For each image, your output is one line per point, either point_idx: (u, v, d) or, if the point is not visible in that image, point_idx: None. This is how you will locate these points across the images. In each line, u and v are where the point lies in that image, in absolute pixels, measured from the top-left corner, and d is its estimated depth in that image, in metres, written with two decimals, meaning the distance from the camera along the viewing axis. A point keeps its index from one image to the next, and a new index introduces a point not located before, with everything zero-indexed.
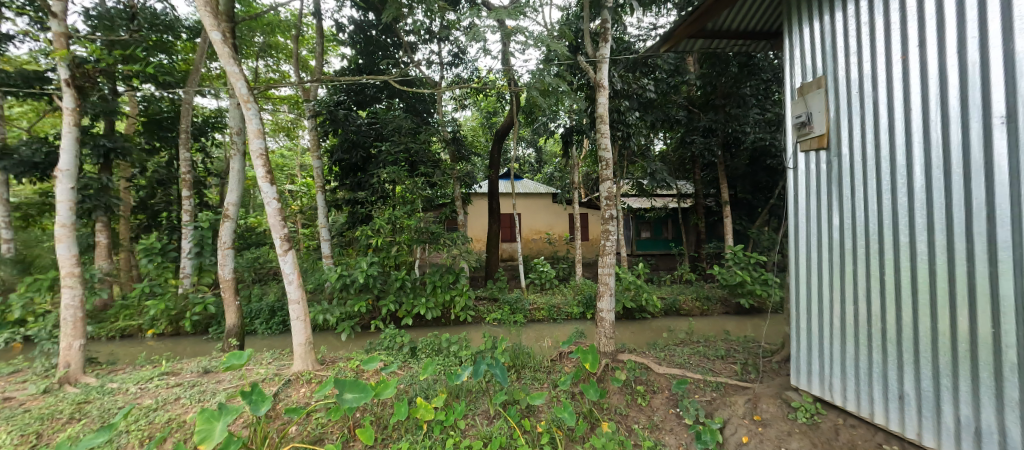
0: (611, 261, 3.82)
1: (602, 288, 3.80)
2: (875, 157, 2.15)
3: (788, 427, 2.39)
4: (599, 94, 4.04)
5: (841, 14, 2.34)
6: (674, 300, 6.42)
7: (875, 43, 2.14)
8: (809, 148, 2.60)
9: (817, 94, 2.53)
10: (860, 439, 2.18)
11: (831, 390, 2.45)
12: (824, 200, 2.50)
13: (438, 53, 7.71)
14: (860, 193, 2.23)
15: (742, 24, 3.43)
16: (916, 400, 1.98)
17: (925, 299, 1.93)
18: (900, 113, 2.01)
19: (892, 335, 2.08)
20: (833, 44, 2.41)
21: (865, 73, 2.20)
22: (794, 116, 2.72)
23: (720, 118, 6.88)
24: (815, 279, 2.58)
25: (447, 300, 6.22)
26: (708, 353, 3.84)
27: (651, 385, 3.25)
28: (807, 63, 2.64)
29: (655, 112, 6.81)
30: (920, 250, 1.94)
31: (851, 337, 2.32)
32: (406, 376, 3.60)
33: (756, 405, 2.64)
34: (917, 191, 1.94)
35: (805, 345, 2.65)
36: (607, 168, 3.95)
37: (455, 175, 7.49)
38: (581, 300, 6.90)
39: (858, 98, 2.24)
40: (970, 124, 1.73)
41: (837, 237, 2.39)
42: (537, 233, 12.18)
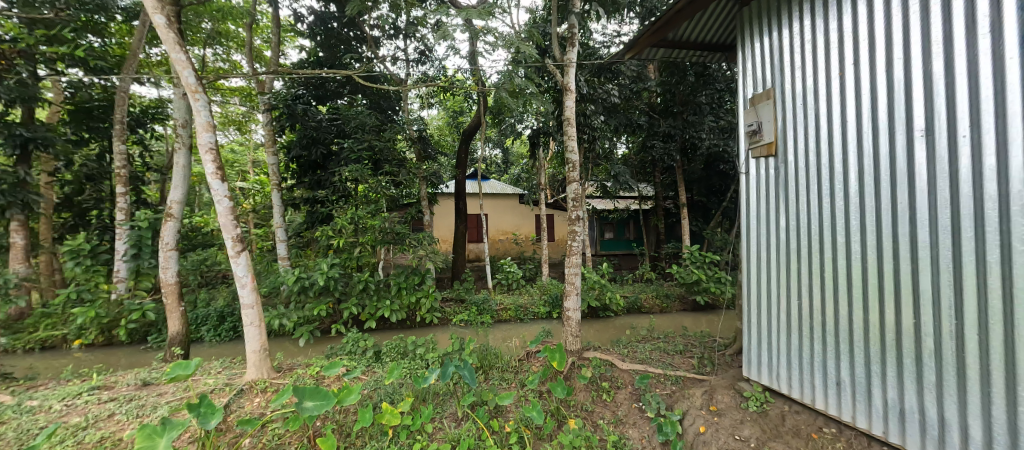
0: (577, 261, 3.90)
1: (569, 288, 3.90)
2: (816, 164, 2.34)
3: (740, 416, 2.55)
4: (567, 97, 4.10)
5: (788, 31, 2.54)
6: (636, 299, 6.65)
7: (817, 58, 2.33)
8: (759, 155, 2.78)
9: (767, 104, 2.70)
10: (803, 424, 2.36)
11: (779, 380, 2.63)
12: (772, 204, 2.69)
13: (403, 49, 7.52)
14: (804, 197, 2.43)
15: (701, 35, 3.60)
16: (851, 386, 2.17)
17: (859, 293, 2.12)
18: (837, 126, 2.21)
19: (831, 327, 2.28)
20: (781, 58, 2.59)
21: (808, 86, 2.39)
22: (747, 124, 2.88)
23: (679, 124, 7.25)
24: (764, 276, 2.76)
25: (412, 302, 6.09)
26: (668, 349, 4.02)
27: (616, 381, 3.37)
28: (757, 76, 2.83)
29: (620, 116, 7.06)
30: (855, 249, 2.13)
31: (796, 329, 2.50)
32: (370, 381, 3.50)
33: (712, 396, 2.79)
34: (852, 196, 2.14)
35: (756, 338, 2.82)
36: (574, 169, 4.03)
37: (421, 175, 7.36)
38: (547, 300, 6.98)
39: (802, 110, 2.43)
40: (895, 136, 1.94)
41: (784, 238, 2.57)
42: (504, 234, 12.21)
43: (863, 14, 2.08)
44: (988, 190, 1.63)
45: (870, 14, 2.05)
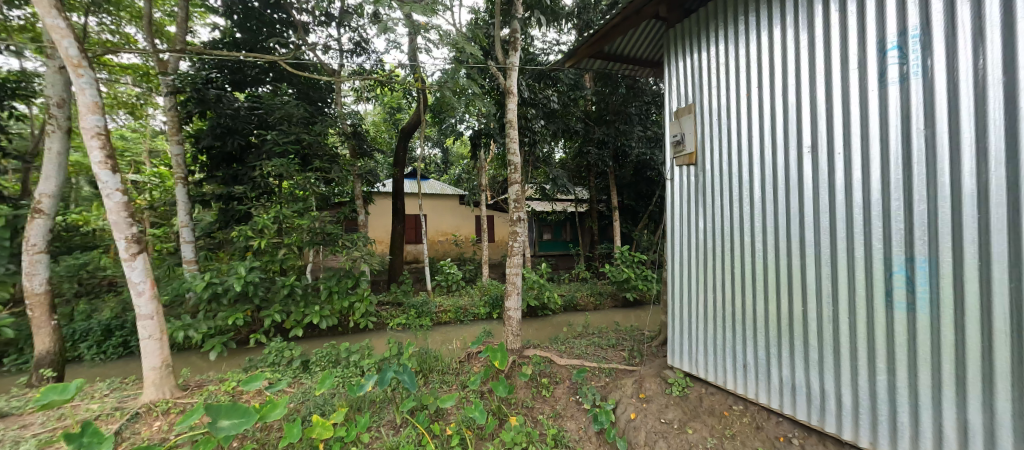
0: (518, 261, 3.98)
1: (510, 288, 3.97)
2: (729, 173, 2.64)
3: (665, 401, 2.77)
4: (509, 100, 4.15)
5: (706, 54, 2.84)
6: (572, 297, 6.94)
7: (730, 80, 2.64)
8: (681, 164, 3.06)
9: (688, 118, 2.99)
10: (717, 403, 2.62)
11: (696, 366, 2.90)
12: (692, 208, 2.97)
13: (336, 39, 7.06)
14: (719, 201, 2.72)
15: (633, 50, 3.88)
16: (754, 368, 2.47)
17: (762, 285, 2.43)
18: (746, 139, 2.52)
19: (739, 316, 2.57)
20: (701, 77, 2.89)
21: (723, 104, 2.70)
22: (672, 135, 3.16)
23: (612, 132, 7.74)
24: (685, 273, 3.03)
25: (345, 307, 5.73)
26: (601, 343, 4.27)
27: (554, 377, 3.50)
28: (680, 92, 3.12)
29: (559, 121, 7.33)
30: (759, 248, 2.44)
31: (711, 319, 2.79)
32: (298, 393, 3.25)
33: (641, 384, 3.01)
34: (757, 201, 2.45)
35: (677, 329, 3.09)
36: (516, 171, 4.11)
37: (356, 173, 6.98)
38: (488, 300, 7.00)
39: (717, 124, 2.74)
40: (790, 151, 2.26)
41: (702, 237, 2.86)
42: (443, 235, 12.01)
43: (766, 45, 2.41)
44: (856, 197, 1.97)
45: (771, 45, 2.37)
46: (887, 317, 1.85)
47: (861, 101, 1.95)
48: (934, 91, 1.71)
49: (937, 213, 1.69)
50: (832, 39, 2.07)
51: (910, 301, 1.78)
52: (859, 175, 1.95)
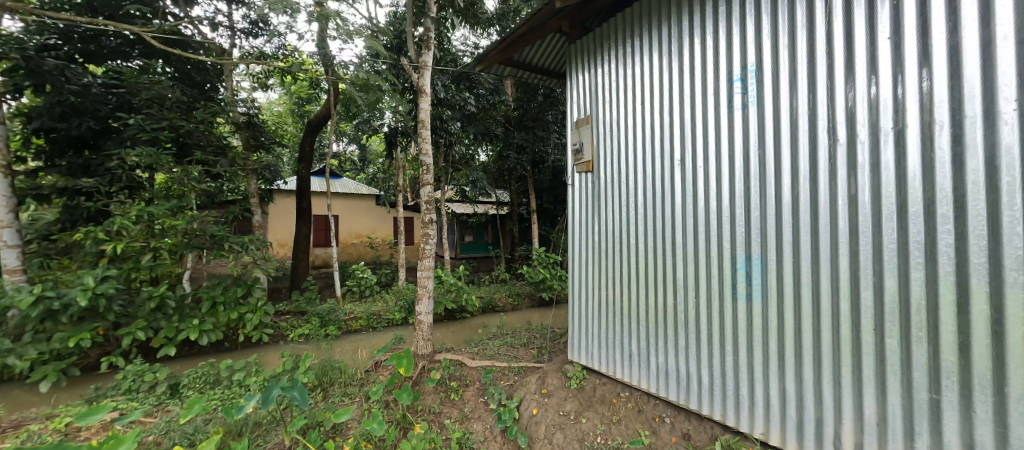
0: (430, 264, 3.89)
1: (421, 291, 3.88)
2: (619, 180, 2.89)
3: (564, 394, 2.93)
4: (422, 99, 4.03)
5: (601, 71, 3.09)
6: (490, 299, 6.99)
7: (621, 96, 2.90)
8: (580, 171, 3.28)
9: (586, 128, 3.22)
10: (608, 391, 2.85)
11: (592, 358, 3.12)
12: (588, 211, 3.19)
13: (227, 15, 6.24)
14: (611, 206, 2.96)
15: (541, 59, 4.05)
16: (636, 357, 2.71)
17: (643, 282, 2.68)
18: (633, 151, 2.77)
19: (626, 311, 2.81)
20: (597, 92, 3.14)
21: (614, 117, 2.95)
22: (573, 143, 3.38)
23: (531, 137, 8.04)
24: (583, 272, 3.24)
25: (233, 319, 5.06)
26: (514, 343, 4.38)
27: (464, 379, 3.49)
28: (580, 104, 3.34)
29: (478, 124, 7.25)
30: (642, 248, 2.69)
31: (604, 314, 3.01)
32: (161, 423, 2.78)
33: (544, 380, 3.15)
34: (640, 206, 2.70)
35: (576, 325, 3.29)
36: (428, 173, 4.02)
37: (251, 167, 6.22)
38: (403, 305, 6.74)
39: (610, 136, 2.98)
40: (665, 162, 2.54)
41: (597, 239, 3.09)
42: (358, 237, 11.27)
43: (647, 68, 2.69)
44: (712, 204, 2.26)
45: (652, 68, 2.66)
46: (733, 307, 2.15)
47: (713, 123, 2.27)
48: (764, 116, 2.04)
49: (764, 219, 2.02)
50: (696, 67, 2.38)
51: (748, 292, 2.08)
52: (714, 186, 2.26)
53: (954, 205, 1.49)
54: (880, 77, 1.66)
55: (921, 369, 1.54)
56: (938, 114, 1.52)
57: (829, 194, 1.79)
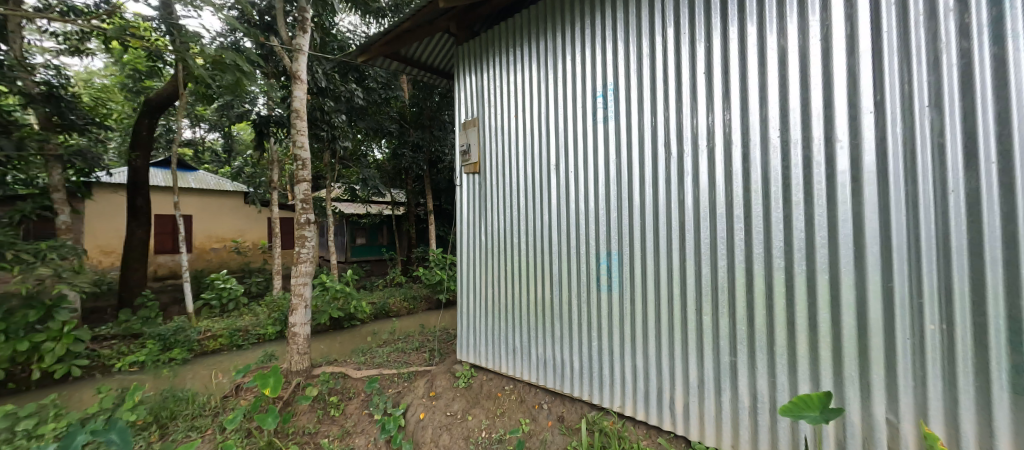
0: (307, 270, 3.51)
1: (296, 301, 3.47)
2: (504, 182, 3.01)
3: (452, 394, 2.95)
4: (296, 86, 3.60)
5: (488, 76, 3.19)
6: (383, 304, 6.59)
7: (505, 102, 3.04)
8: (467, 171, 3.33)
9: (473, 130, 3.28)
10: (494, 386, 2.94)
11: (479, 356, 3.19)
12: (476, 212, 3.26)
13: None
14: (496, 206, 3.07)
15: (429, 57, 4.00)
16: (519, 350, 2.86)
17: (525, 279, 2.83)
18: (516, 155, 2.93)
19: (510, 306, 2.94)
20: (484, 96, 3.23)
21: (500, 122, 3.08)
22: (461, 144, 3.41)
23: (427, 136, 7.82)
24: (470, 271, 3.29)
25: (22, 352, 3.85)
26: (405, 348, 4.22)
27: (346, 392, 3.24)
28: (467, 106, 3.39)
29: (370, 120, 6.71)
30: (524, 246, 2.85)
31: (491, 311, 3.10)
32: None
33: (432, 383, 3.12)
34: (523, 207, 2.86)
35: (465, 325, 3.33)
36: (304, 169, 3.59)
37: (53, 154, 4.81)
38: (278, 318, 5.94)
39: (496, 139, 3.09)
40: (543, 167, 2.74)
41: (484, 239, 3.17)
42: (219, 241, 9.56)
43: (528, 77, 2.87)
44: (581, 206, 2.51)
45: (532, 78, 2.84)
46: (597, 297, 2.41)
47: (582, 132, 2.52)
48: (620, 130, 2.33)
49: (620, 220, 2.31)
50: (569, 81, 2.62)
51: (609, 284, 2.35)
52: (582, 189, 2.51)
53: (743, 209, 1.87)
54: (697, 106, 2.03)
55: (725, 341, 1.91)
56: (732, 137, 1.90)
57: (665, 198, 2.12)
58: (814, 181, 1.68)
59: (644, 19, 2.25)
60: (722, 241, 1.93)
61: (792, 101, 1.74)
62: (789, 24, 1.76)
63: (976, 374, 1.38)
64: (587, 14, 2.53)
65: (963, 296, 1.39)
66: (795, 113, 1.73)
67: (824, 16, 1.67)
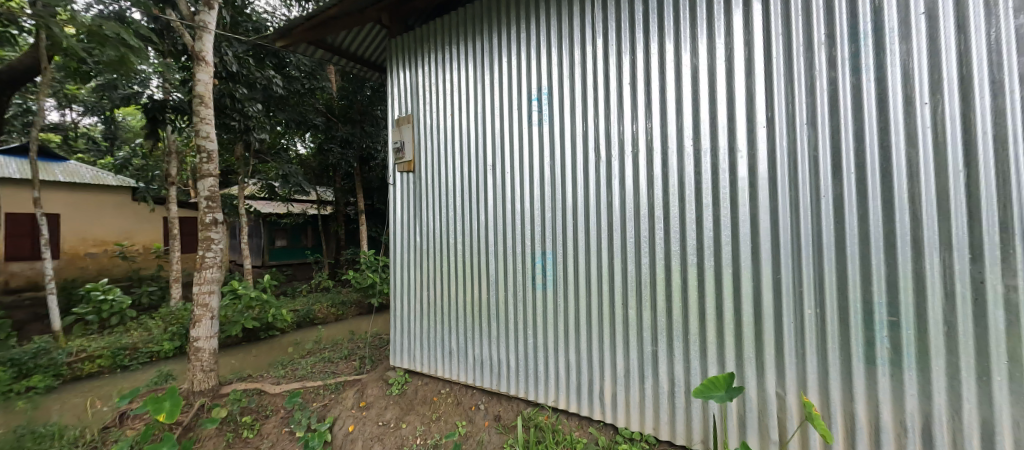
0: (214, 276, 3.11)
1: (200, 313, 3.05)
2: (440, 182, 2.95)
3: (384, 403, 2.83)
4: (200, 68, 3.14)
5: (423, 72, 3.11)
6: (307, 310, 6.07)
7: (441, 100, 2.98)
8: (401, 170, 3.20)
9: (407, 127, 3.17)
10: (430, 391, 2.87)
11: (414, 361, 3.08)
12: (410, 212, 3.15)
13: None
14: (431, 206, 3.00)
15: (359, 47, 3.78)
16: (456, 351, 2.82)
17: (461, 280, 2.80)
18: (452, 154, 2.88)
19: (446, 308, 2.89)
20: (419, 92, 3.14)
21: (435, 120, 3.01)
22: (394, 141, 3.27)
23: (357, 132, 7.37)
24: (404, 273, 3.17)
25: None
26: (332, 358, 3.93)
27: (262, 410, 2.94)
28: (401, 102, 3.27)
29: (291, 111, 6.20)
30: (460, 247, 2.82)
31: (426, 314, 3.02)
32: None
33: (363, 392, 2.97)
34: (459, 207, 2.83)
35: (398, 329, 3.20)
36: (211, 162, 3.16)
37: None
38: (176, 332, 5.18)
39: (432, 138, 3.02)
40: (480, 167, 2.73)
41: (418, 239, 3.07)
42: (97, 245, 8.07)
43: (464, 77, 2.85)
44: (516, 206, 2.55)
45: (469, 78, 2.83)
46: (532, 296, 2.46)
47: (517, 134, 2.56)
48: (554, 133, 2.40)
49: (555, 220, 2.38)
50: (505, 83, 2.64)
51: (543, 283, 2.42)
52: (518, 189, 2.54)
53: (662, 210, 2.04)
54: (623, 113, 2.17)
55: (648, 332, 2.07)
56: (653, 143, 2.06)
57: (594, 199, 2.24)
58: (721, 185, 1.88)
59: (576, 28, 2.36)
60: (645, 239, 2.09)
61: (703, 113, 1.93)
62: (699, 44, 1.96)
63: (841, 349, 1.63)
64: (522, 19, 2.58)
65: (833, 284, 1.65)
66: (706, 124, 1.93)
67: (728, 39, 1.89)
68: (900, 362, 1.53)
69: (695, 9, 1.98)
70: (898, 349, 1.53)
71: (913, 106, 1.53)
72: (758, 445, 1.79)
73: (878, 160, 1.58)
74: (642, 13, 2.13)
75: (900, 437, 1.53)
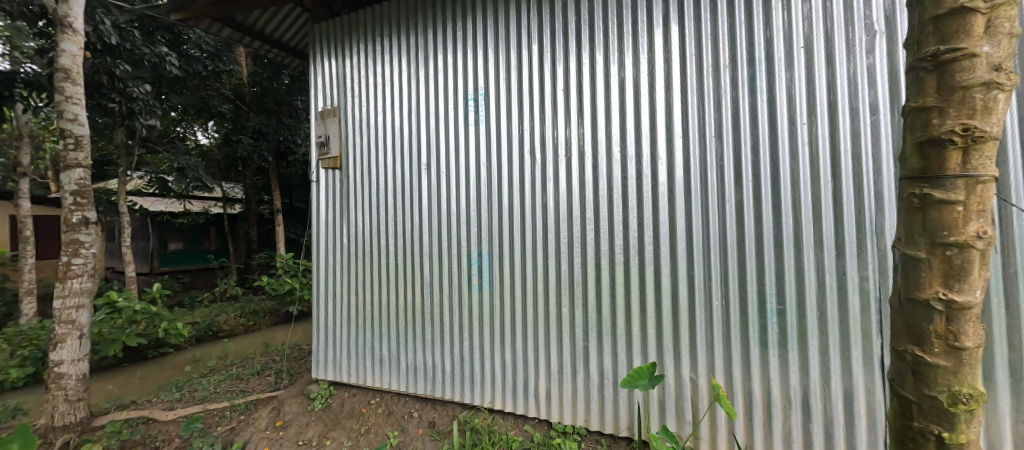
0: (85, 287, 2.59)
1: (64, 331, 2.52)
2: (371, 181, 2.79)
3: (305, 419, 2.62)
4: (65, 36, 2.58)
5: (352, 63, 2.91)
6: (209, 322, 5.32)
7: (372, 94, 2.82)
8: (326, 166, 2.96)
9: (333, 121, 2.94)
10: (357, 403, 2.70)
11: (340, 371, 2.87)
12: (336, 212, 2.92)
13: None
14: (360, 205, 2.82)
15: (275, 30, 3.44)
16: (388, 359, 2.69)
17: (394, 283, 2.67)
18: (384, 152, 2.74)
19: (377, 314, 2.74)
20: (347, 84, 2.93)
21: (366, 114, 2.84)
22: (317, 135, 3.01)
23: (273, 123, 6.69)
24: (329, 278, 2.94)
25: None
26: (242, 374, 3.52)
27: (151, 441, 2.53)
28: (326, 92, 3.02)
29: (189, 96, 5.35)
30: (392, 249, 2.69)
31: (355, 321, 2.83)
32: None
33: (280, 410, 2.73)
34: (392, 207, 2.70)
35: (323, 339, 2.95)
36: (79, 150, 2.62)
37: None
38: (29, 357, 4.23)
39: (361, 133, 2.85)
40: (414, 166, 2.63)
41: (346, 241, 2.87)
42: None
43: (397, 71, 2.73)
44: (452, 207, 2.50)
45: (403, 73, 2.71)
46: (468, 297, 2.44)
47: (453, 133, 2.52)
48: (491, 133, 2.41)
49: (491, 221, 2.38)
50: (441, 81, 2.58)
51: (480, 284, 2.41)
52: (454, 189, 2.50)
53: (593, 212, 2.15)
54: (557, 118, 2.24)
55: (580, 328, 2.16)
56: (585, 148, 2.17)
57: (530, 201, 2.29)
58: (644, 190, 2.04)
59: (512, 31, 2.38)
60: (577, 240, 2.18)
61: (628, 123, 2.08)
62: (626, 57, 2.10)
63: (741, 335, 1.85)
64: (458, 16, 2.54)
65: (735, 278, 1.87)
66: (630, 132, 2.08)
67: (650, 56, 2.05)
68: (785, 344, 1.79)
69: (621, 26, 2.12)
70: (784, 333, 1.79)
71: (795, 126, 1.80)
72: (675, 427, 1.97)
73: (770, 171, 1.83)
74: (575, 24, 2.23)
75: (785, 408, 1.79)
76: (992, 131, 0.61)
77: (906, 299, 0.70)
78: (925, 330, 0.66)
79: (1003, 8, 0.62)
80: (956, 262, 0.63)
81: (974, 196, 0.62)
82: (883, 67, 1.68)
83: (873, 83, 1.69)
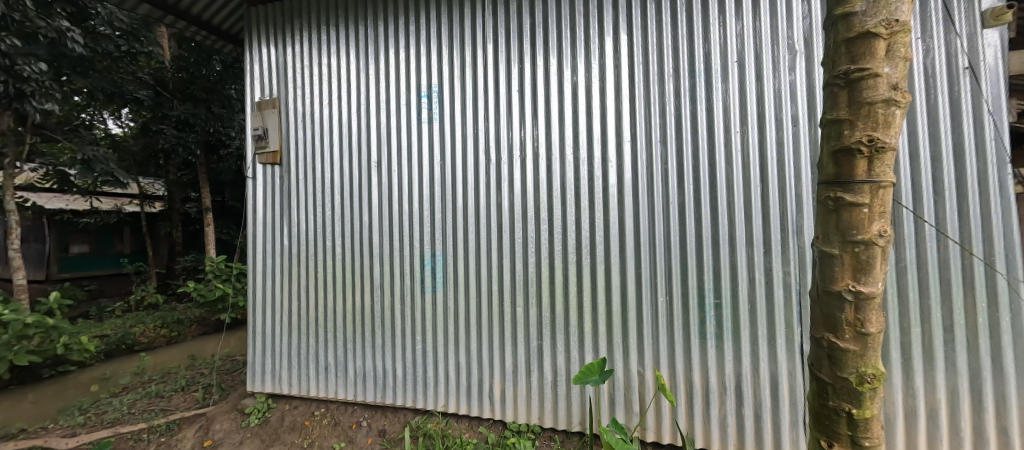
0: None
1: None
2: (316, 178, 2.63)
3: (239, 437, 2.43)
4: None
5: (295, 52, 2.72)
6: (122, 335, 4.72)
7: (318, 86, 2.65)
8: (264, 162, 2.74)
9: (272, 113, 2.73)
10: (299, 415, 2.53)
11: (279, 382, 2.66)
12: (276, 210, 2.72)
13: None
14: (303, 204, 2.65)
15: (204, 10, 3.12)
16: (334, 365, 2.54)
17: (342, 285, 2.53)
18: (331, 149, 2.59)
19: (323, 318, 2.58)
20: (289, 74, 2.73)
21: (311, 108, 2.67)
22: (253, 128, 2.77)
23: (203, 113, 6.08)
24: (268, 282, 2.72)
25: None
26: (163, 390, 3.17)
27: None
28: (266, 82, 2.80)
29: (99, 78, 4.65)
30: (340, 250, 2.55)
31: (298, 327, 2.65)
32: None
33: (209, 428, 2.51)
34: (340, 206, 2.55)
35: (260, 347, 2.73)
36: None
37: None
38: None
39: (307, 127, 2.67)
40: (363, 164, 2.52)
41: (288, 242, 2.67)
42: None
43: (346, 64, 2.59)
44: (404, 206, 2.42)
45: (352, 66, 2.58)
46: (421, 299, 2.37)
47: (404, 130, 2.44)
48: (445, 133, 2.36)
49: (446, 221, 2.34)
50: (392, 76, 2.49)
51: (432, 286, 2.35)
52: (406, 188, 2.42)
53: (547, 212, 2.18)
54: (512, 119, 2.25)
55: (534, 327, 2.18)
56: (539, 149, 2.19)
57: (485, 201, 2.27)
58: (596, 192, 2.10)
59: (467, 31, 2.35)
60: (531, 241, 2.20)
61: (581, 127, 2.14)
62: (578, 62, 2.16)
63: (683, 328, 1.98)
64: (410, 11, 2.47)
65: (677, 275, 1.99)
66: (583, 135, 2.13)
67: (601, 62, 2.13)
68: (721, 335, 1.93)
69: (575, 31, 2.17)
70: (720, 325, 1.93)
71: (730, 134, 1.95)
72: (624, 419, 2.06)
73: (708, 175, 1.97)
74: (529, 27, 2.25)
75: (721, 394, 1.93)
76: (891, 142, 0.69)
77: (823, 292, 0.77)
78: (839, 319, 0.73)
79: (900, 36, 0.70)
80: (863, 257, 0.71)
81: (877, 199, 0.70)
82: (803, 84, 1.87)
83: (795, 97, 1.88)
